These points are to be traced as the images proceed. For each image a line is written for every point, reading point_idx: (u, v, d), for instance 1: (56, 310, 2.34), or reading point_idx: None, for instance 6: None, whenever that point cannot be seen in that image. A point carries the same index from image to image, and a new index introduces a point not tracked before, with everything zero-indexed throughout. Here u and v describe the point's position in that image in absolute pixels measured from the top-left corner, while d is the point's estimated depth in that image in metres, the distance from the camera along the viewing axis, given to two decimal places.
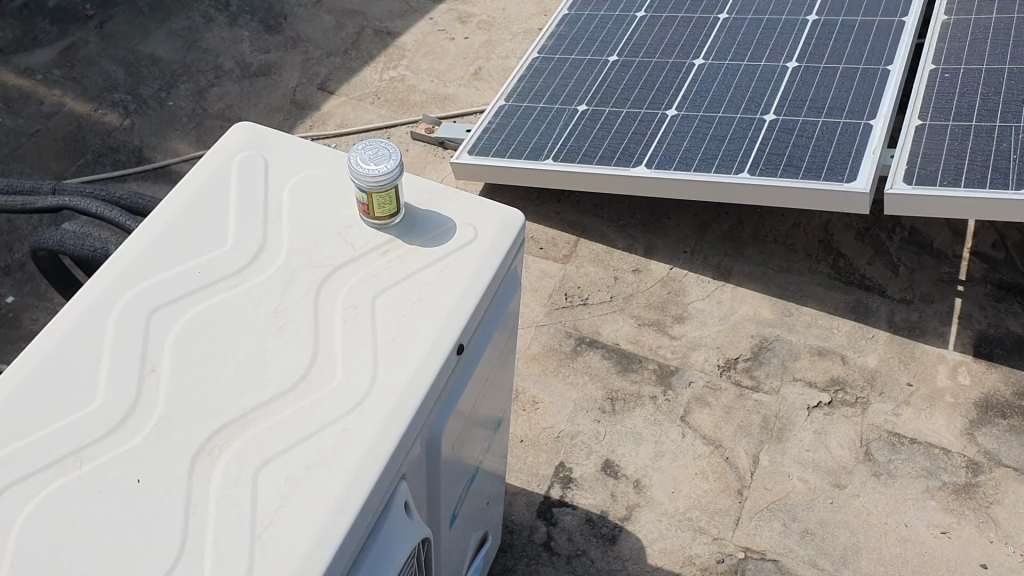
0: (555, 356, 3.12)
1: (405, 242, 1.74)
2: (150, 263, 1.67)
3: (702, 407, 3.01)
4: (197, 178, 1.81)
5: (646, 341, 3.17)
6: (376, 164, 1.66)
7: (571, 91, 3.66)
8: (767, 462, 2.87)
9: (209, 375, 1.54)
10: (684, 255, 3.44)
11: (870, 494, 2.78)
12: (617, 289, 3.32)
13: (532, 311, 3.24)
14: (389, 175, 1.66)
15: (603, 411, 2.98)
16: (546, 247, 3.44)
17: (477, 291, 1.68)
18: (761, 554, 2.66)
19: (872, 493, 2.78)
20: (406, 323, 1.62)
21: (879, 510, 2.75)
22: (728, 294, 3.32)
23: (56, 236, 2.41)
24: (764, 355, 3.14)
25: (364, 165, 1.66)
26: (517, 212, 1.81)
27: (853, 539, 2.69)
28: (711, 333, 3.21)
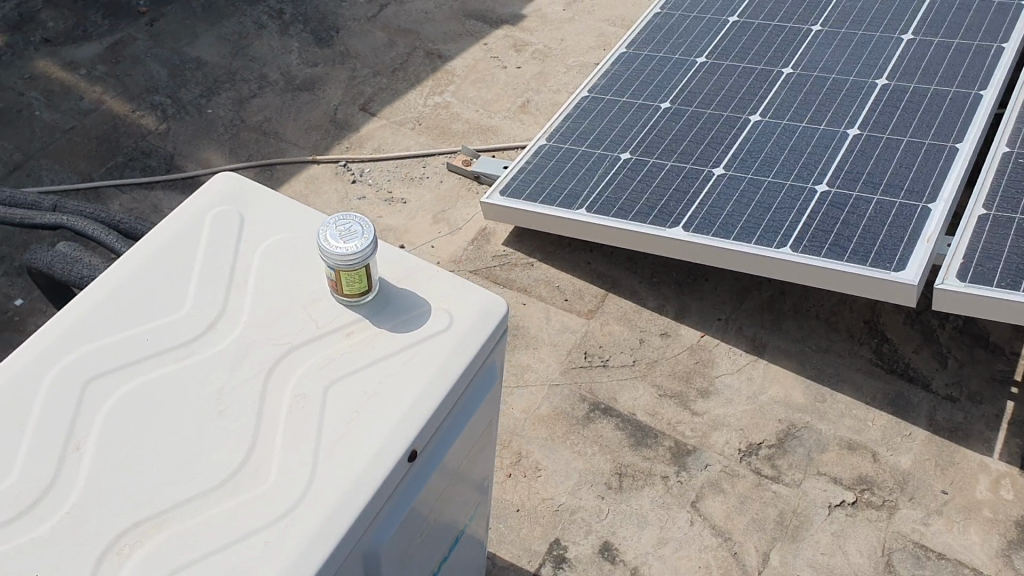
0: (565, 420, 2.96)
1: (373, 324, 1.58)
2: (97, 324, 1.55)
3: (715, 493, 2.81)
4: (165, 230, 1.69)
5: (664, 415, 2.99)
6: (347, 243, 1.51)
7: (617, 136, 3.49)
8: (777, 563, 2.66)
9: (136, 460, 1.41)
10: (718, 322, 3.24)
11: None
12: (641, 353, 3.13)
13: (547, 368, 3.08)
14: (361, 256, 1.51)
15: (608, 487, 2.81)
16: (571, 299, 3.26)
17: (442, 390, 1.52)
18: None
19: None
20: (356, 422, 1.47)
21: None
22: (759, 371, 3.11)
23: (47, 257, 2.32)
24: (790, 444, 2.93)
25: (333, 243, 1.51)
26: (501, 301, 1.64)
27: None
28: (735, 412, 3.01)
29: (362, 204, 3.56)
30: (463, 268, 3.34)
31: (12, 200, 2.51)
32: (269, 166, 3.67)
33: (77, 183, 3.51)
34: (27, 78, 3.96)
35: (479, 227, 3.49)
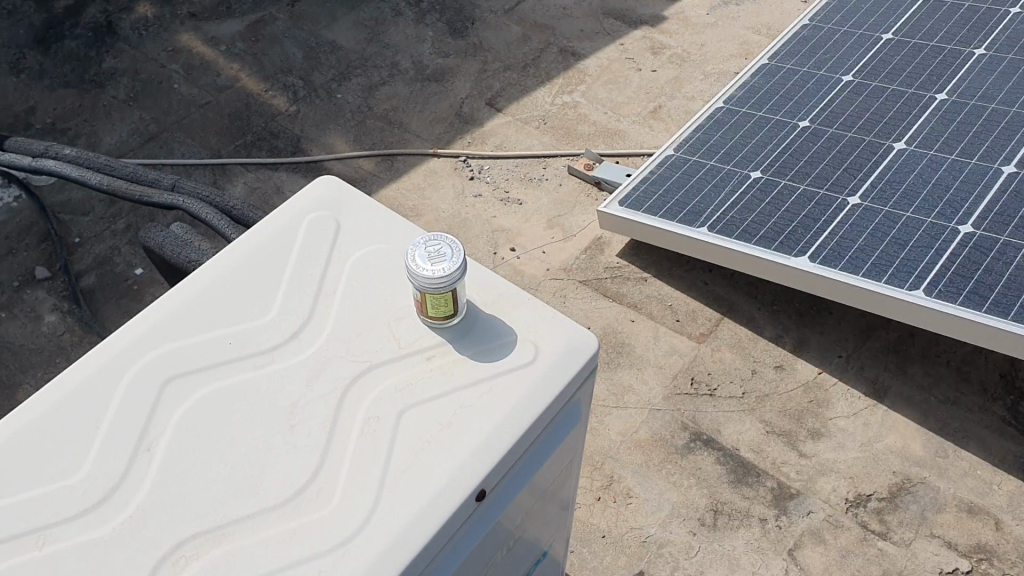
0: (663, 447, 2.84)
1: (456, 350, 1.51)
2: (183, 323, 1.54)
3: (816, 543, 2.65)
4: (261, 233, 1.67)
5: (769, 454, 2.84)
6: (435, 265, 1.45)
7: (748, 153, 3.33)
8: None
9: (203, 468, 1.38)
10: (838, 359, 3.05)
11: None
12: (751, 385, 2.98)
13: (650, 390, 2.97)
14: (449, 279, 1.45)
15: (701, 523, 2.69)
16: (682, 321, 3.14)
17: (520, 426, 1.43)
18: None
19: None
20: (426, 452, 1.40)
21: None
22: (877, 418, 2.91)
23: (159, 239, 2.34)
24: (903, 499, 2.73)
25: (422, 264, 1.46)
26: (593, 337, 1.54)
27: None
28: (847, 458, 2.82)
29: (479, 202, 3.52)
30: (574, 277, 3.26)
31: (135, 177, 2.57)
32: (391, 156, 3.68)
33: (205, 158, 3.60)
34: (170, 51, 4.08)
35: (594, 236, 3.40)
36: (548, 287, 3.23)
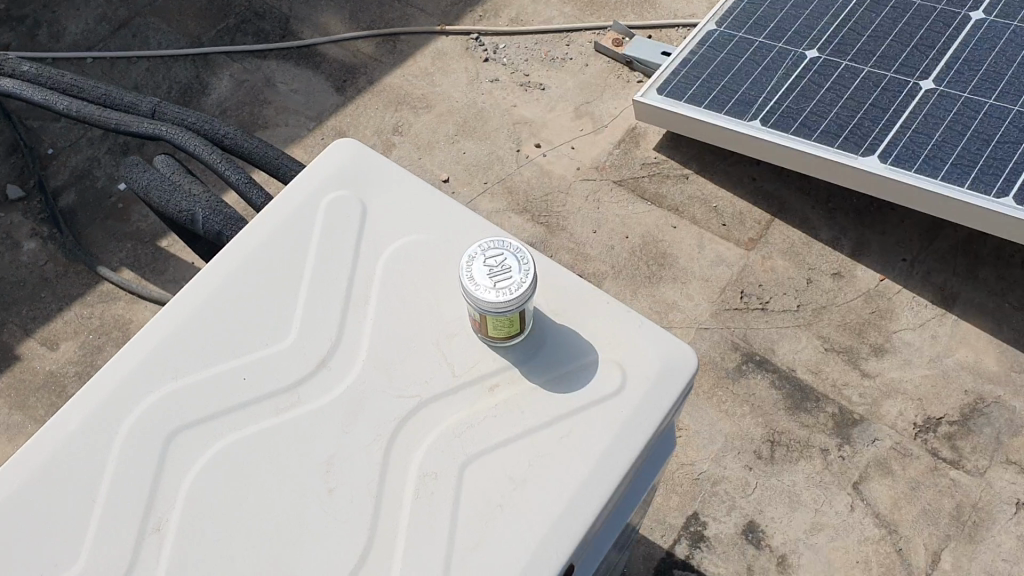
0: (712, 372, 2.60)
1: (523, 377, 1.24)
2: (184, 353, 1.25)
3: (882, 475, 2.46)
4: (270, 220, 1.35)
5: (829, 375, 2.60)
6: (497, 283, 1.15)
7: (802, 27, 2.92)
8: (949, 566, 2.34)
9: (226, 551, 1.13)
10: (902, 264, 2.77)
11: None
12: (807, 297, 2.71)
13: (696, 307, 2.69)
14: (517, 300, 1.14)
15: (758, 457, 2.49)
16: (729, 224, 2.83)
17: (611, 477, 1.17)
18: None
19: None
20: (497, 522, 1.14)
21: None
22: (946, 330, 2.66)
23: (143, 180, 2.00)
24: (975, 422, 2.52)
25: (480, 283, 1.15)
26: (690, 353, 1.26)
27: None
28: (914, 378, 2.59)
29: (495, 89, 3.14)
30: (607, 177, 2.93)
31: (109, 101, 2.20)
32: (394, 36, 3.26)
33: (185, 49, 3.19)
34: None
35: (628, 126, 3.04)
36: (580, 190, 2.91)
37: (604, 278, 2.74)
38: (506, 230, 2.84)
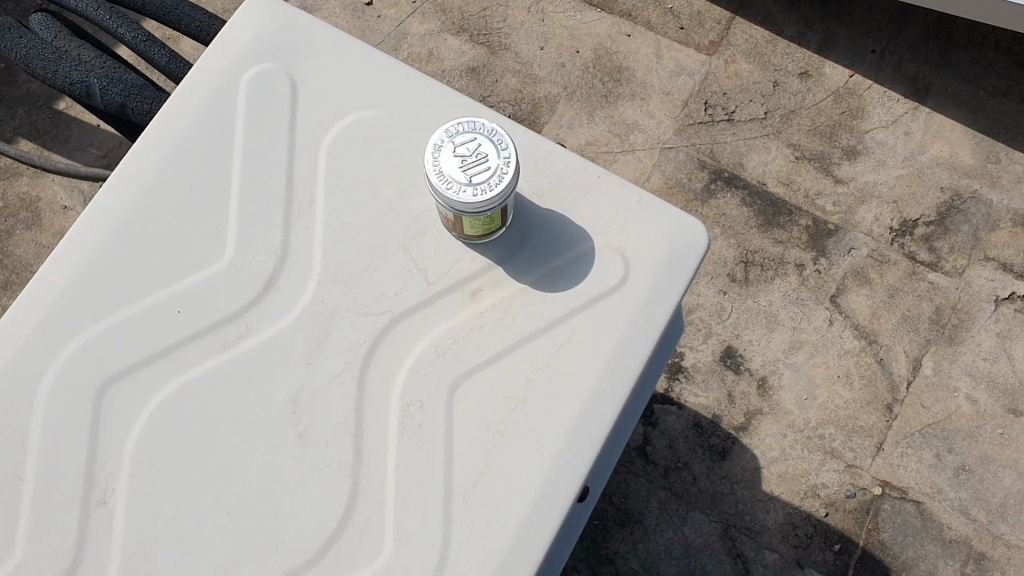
0: (679, 194, 2.44)
1: (511, 277, 1.07)
2: (103, 289, 1.04)
3: (860, 285, 2.37)
4: (181, 109, 1.10)
5: (801, 185, 2.45)
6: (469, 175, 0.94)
7: None
8: (930, 371, 2.30)
9: (191, 520, 0.97)
10: (871, 56, 2.58)
11: None
12: (774, 102, 2.52)
13: (659, 125, 2.50)
14: (494, 201, 0.95)
15: (732, 279, 2.37)
16: (687, 28, 2.60)
17: (623, 385, 1.02)
18: (902, 493, 2.21)
19: None
20: (499, 449, 1.00)
21: None
22: (919, 124, 2.51)
23: (19, 48, 1.68)
24: (952, 220, 2.42)
25: (450, 179, 0.95)
26: (699, 229, 1.08)
27: (1019, 485, 2.21)
28: (888, 180, 2.45)
29: None
30: None
31: None
32: None
33: None
34: None
35: None
36: (520, 2, 2.62)
37: (557, 102, 2.52)
38: (444, 55, 2.56)
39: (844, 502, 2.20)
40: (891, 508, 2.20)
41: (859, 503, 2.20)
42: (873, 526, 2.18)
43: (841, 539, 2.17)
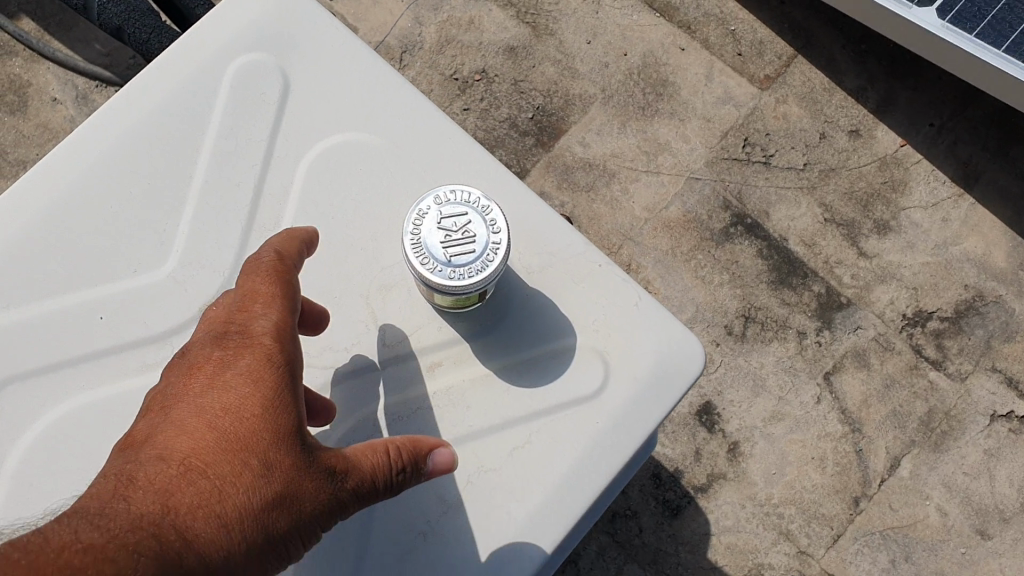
0: (694, 230, 2.20)
1: (475, 361, 0.97)
2: (42, 263, 1.02)
3: (857, 367, 2.15)
4: (144, 104, 1.06)
5: (823, 249, 2.22)
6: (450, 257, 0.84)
7: None
8: (907, 474, 2.09)
9: None
10: (928, 129, 2.31)
11: (1017, 561, 2.05)
12: (816, 155, 2.28)
13: (690, 152, 2.26)
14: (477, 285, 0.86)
15: (728, 332, 2.14)
16: (746, 56, 2.34)
17: (571, 511, 0.92)
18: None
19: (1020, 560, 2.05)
20: (412, 558, 0.92)
21: None
22: (959, 214, 2.26)
23: None
24: (968, 321, 2.19)
25: (437, 257, 0.86)
26: (696, 351, 0.97)
27: None
28: (913, 265, 2.21)
29: None
30: None
31: None
32: None
33: None
34: None
35: None
36: None
37: (590, 103, 2.29)
38: (485, 27, 2.34)
39: None
40: None
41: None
42: None
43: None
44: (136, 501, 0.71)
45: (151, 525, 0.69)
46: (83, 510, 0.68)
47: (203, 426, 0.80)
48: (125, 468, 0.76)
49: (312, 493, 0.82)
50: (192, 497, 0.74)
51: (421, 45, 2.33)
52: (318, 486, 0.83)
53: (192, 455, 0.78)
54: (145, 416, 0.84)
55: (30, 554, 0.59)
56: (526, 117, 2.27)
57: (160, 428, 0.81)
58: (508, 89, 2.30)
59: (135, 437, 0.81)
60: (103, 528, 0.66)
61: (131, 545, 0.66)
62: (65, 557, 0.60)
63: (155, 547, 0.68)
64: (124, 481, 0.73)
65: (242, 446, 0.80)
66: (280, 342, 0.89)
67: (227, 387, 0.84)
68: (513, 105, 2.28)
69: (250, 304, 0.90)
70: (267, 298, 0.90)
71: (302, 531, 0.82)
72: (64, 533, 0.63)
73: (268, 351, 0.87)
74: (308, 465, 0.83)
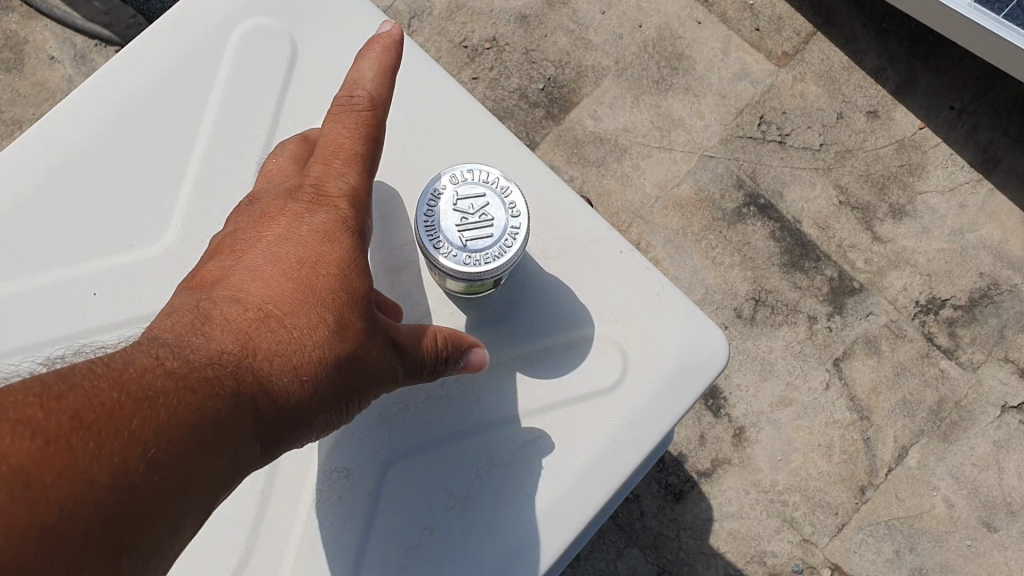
0: (707, 210, 2.06)
1: (490, 350, 0.98)
2: (43, 218, 1.00)
3: (868, 355, 1.99)
4: (144, 70, 1.04)
5: (836, 233, 2.06)
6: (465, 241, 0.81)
7: None
8: (915, 462, 1.94)
9: None
10: (948, 113, 2.14)
11: None
12: (832, 135, 2.12)
13: (705, 129, 2.12)
14: (491, 272, 0.82)
15: (738, 315, 2.00)
16: (764, 31, 2.18)
17: (587, 505, 0.93)
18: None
19: None
20: (422, 549, 0.93)
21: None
22: (977, 200, 2.09)
23: None
24: (981, 310, 2.03)
25: (452, 242, 0.82)
26: (719, 345, 0.97)
27: None
28: (927, 251, 2.06)
29: None
30: None
31: None
32: None
33: None
34: None
35: None
36: None
37: (603, 75, 2.16)
38: None
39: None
40: None
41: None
42: None
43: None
44: (214, 337, 0.71)
45: (230, 364, 0.70)
46: (167, 337, 0.69)
47: (276, 273, 0.81)
48: (202, 302, 0.77)
49: (375, 356, 0.83)
50: (272, 338, 0.75)
51: (431, 11, 2.21)
52: (381, 351, 0.84)
53: (269, 298, 0.78)
54: (216, 258, 0.85)
55: (115, 372, 0.61)
56: (536, 88, 2.15)
57: (234, 268, 0.82)
58: (519, 59, 2.17)
59: (208, 276, 0.82)
60: (184, 359, 0.67)
61: (214, 380, 0.67)
62: (147, 379, 0.62)
63: (233, 386, 0.68)
64: (203, 315, 0.74)
65: (317, 295, 0.81)
66: (355, 203, 0.90)
67: (302, 239, 0.84)
68: (524, 76, 2.16)
69: (330, 157, 0.91)
70: (349, 156, 0.91)
71: (364, 392, 0.83)
72: (144, 357, 0.65)
73: (343, 211, 0.88)
74: (372, 329, 0.84)
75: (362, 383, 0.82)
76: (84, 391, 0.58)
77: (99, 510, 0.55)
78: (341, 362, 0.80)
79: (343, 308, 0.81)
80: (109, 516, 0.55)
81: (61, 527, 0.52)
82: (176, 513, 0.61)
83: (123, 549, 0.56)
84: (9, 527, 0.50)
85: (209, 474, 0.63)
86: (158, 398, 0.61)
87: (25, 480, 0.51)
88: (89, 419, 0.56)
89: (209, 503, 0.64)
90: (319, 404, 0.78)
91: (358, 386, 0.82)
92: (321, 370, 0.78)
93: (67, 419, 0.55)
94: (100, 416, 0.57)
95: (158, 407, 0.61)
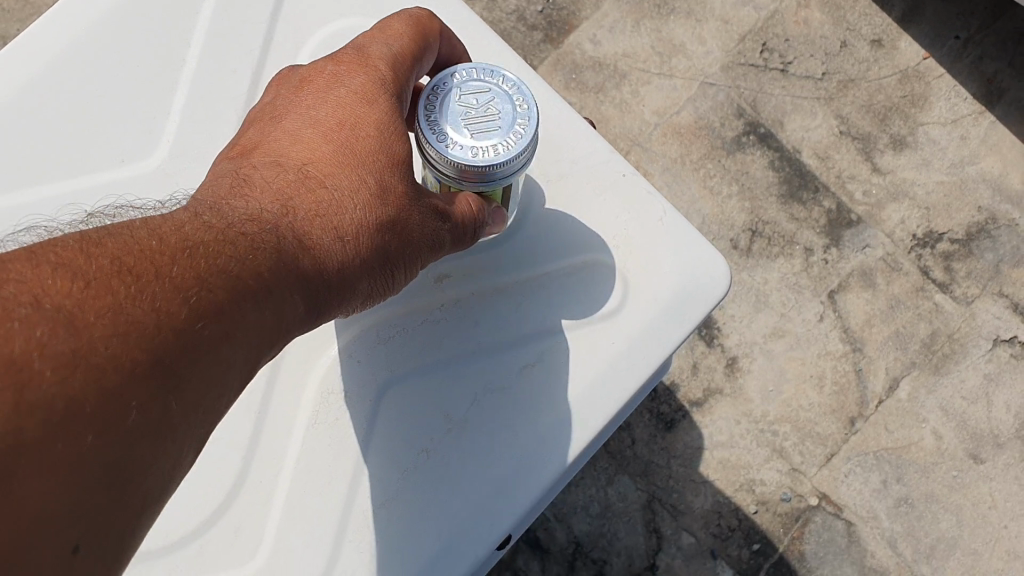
0: (706, 138, 2.02)
1: (487, 271, 0.97)
2: (33, 123, 0.97)
3: (863, 287, 1.95)
4: None
5: (836, 164, 2.02)
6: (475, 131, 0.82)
7: None
8: (905, 395, 1.90)
9: None
10: (953, 42, 2.09)
11: (1009, 485, 1.85)
12: (835, 64, 2.08)
13: (706, 55, 2.07)
14: (500, 158, 0.81)
15: (734, 246, 1.96)
16: None
17: (584, 428, 0.92)
18: (837, 510, 1.84)
19: (1015, 485, 1.85)
20: (418, 472, 0.92)
21: (1006, 507, 1.84)
22: (979, 132, 2.04)
23: None
24: (977, 243, 1.98)
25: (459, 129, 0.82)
26: (721, 274, 0.97)
27: (954, 531, 1.83)
28: (927, 183, 2.00)
29: None
30: None
31: None
32: None
33: None
34: None
35: None
36: None
37: None
38: None
39: (777, 504, 1.84)
40: (821, 523, 1.84)
41: (790, 509, 1.84)
42: (798, 536, 1.83)
43: (763, 541, 1.82)
44: (252, 199, 0.76)
45: (269, 223, 0.74)
46: (207, 200, 0.74)
47: (314, 143, 0.83)
48: (245, 170, 0.80)
49: (421, 220, 0.83)
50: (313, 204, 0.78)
51: None
52: (430, 221, 0.83)
53: (310, 167, 0.81)
54: (258, 128, 0.87)
55: (156, 226, 0.67)
56: (535, 10, 2.10)
57: (277, 139, 0.84)
58: None
59: (251, 145, 0.85)
60: (220, 217, 0.71)
61: (250, 235, 0.71)
62: (180, 232, 0.67)
63: (272, 241, 0.72)
64: (242, 181, 0.78)
65: (353, 162, 0.82)
66: (397, 76, 0.86)
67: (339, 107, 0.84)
68: None
69: (375, 34, 0.88)
70: (396, 35, 0.87)
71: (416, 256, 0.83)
72: (183, 215, 0.70)
73: (382, 77, 0.85)
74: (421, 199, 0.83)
75: (412, 246, 0.82)
76: (127, 238, 0.65)
77: (148, 350, 0.60)
78: (383, 222, 0.80)
79: (378, 171, 0.82)
80: (151, 370, 0.60)
81: (107, 362, 0.57)
82: (224, 360, 0.64)
83: (174, 390, 0.61)
84: (60, 361, 0.55)
85: (250, 312, 0.67)
86: (195, 248, 0.67)
87: (70, 322, 0.57)
88: (130, 267, 0.62)
89: (258, 341, 0.68)
90: (364, 261, 0.79)
91: (404, 250, 0.82)
92: (365, 234, 0.79)
93: (109, 266, 0.62)
94: (142, 265, 0.63)
95: (191, 251, 0.66)
